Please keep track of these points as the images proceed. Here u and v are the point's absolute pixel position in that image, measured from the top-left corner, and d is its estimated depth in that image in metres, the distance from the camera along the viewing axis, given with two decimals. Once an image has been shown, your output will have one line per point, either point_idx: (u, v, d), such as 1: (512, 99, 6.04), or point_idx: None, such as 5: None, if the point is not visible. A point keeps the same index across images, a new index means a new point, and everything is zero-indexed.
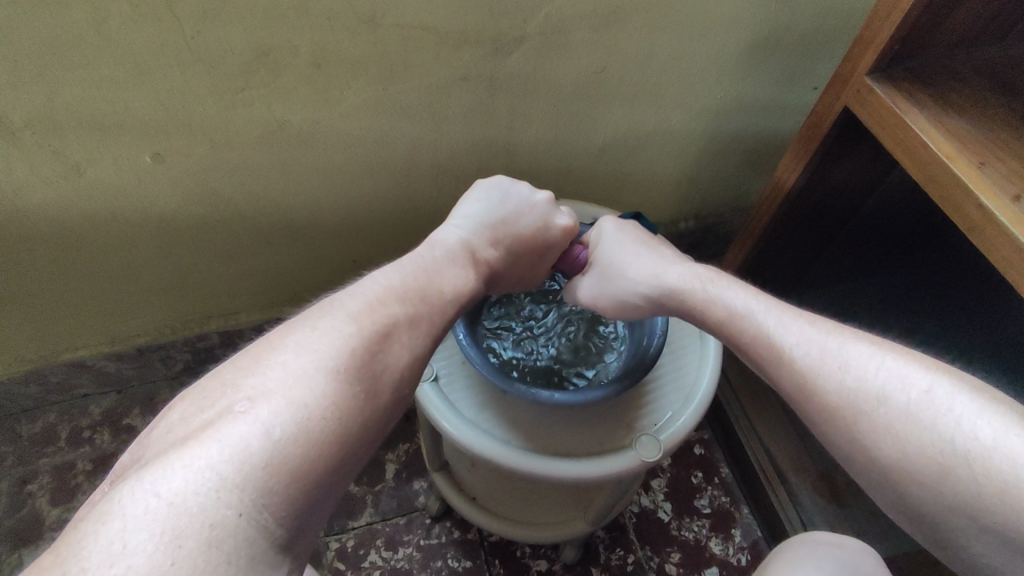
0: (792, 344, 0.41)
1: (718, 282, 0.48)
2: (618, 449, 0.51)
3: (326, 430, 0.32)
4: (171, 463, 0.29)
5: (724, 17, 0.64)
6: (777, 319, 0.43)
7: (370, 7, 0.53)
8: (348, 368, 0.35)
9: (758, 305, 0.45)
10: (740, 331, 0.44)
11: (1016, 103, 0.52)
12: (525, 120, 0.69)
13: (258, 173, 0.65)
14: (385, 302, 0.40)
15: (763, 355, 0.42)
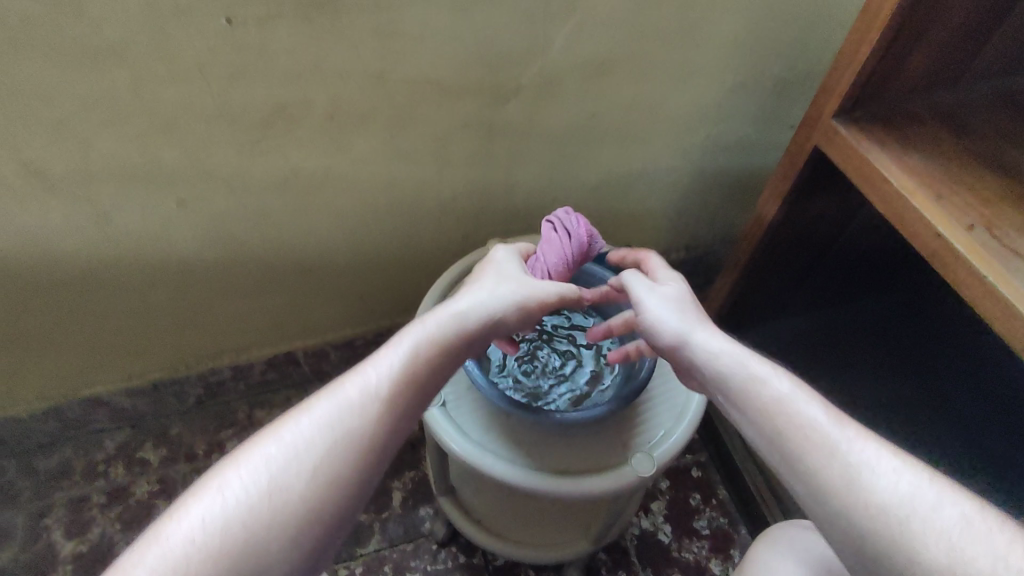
0: (812, 444, 0.40)
1: (756, 365, 0.46)
2: (616, 466, 0.55)
3: (268, 527, 0.36)
4: (145, 540, 0.35)
5: (703, 65, 0.69)
6: (807, 415, 0.41)
7: (379, 64, 0.58)
8: (304, 466, 0.38)
9: (792, 398, 0.42)
10: (757, 417, 0.43)
11: (970, 140, 0.57)
12: (522, 162, 0.74)
13: (273, 216, 0.70)
14: (393, 382, 0.42)
15: (772, 443, 0.42)
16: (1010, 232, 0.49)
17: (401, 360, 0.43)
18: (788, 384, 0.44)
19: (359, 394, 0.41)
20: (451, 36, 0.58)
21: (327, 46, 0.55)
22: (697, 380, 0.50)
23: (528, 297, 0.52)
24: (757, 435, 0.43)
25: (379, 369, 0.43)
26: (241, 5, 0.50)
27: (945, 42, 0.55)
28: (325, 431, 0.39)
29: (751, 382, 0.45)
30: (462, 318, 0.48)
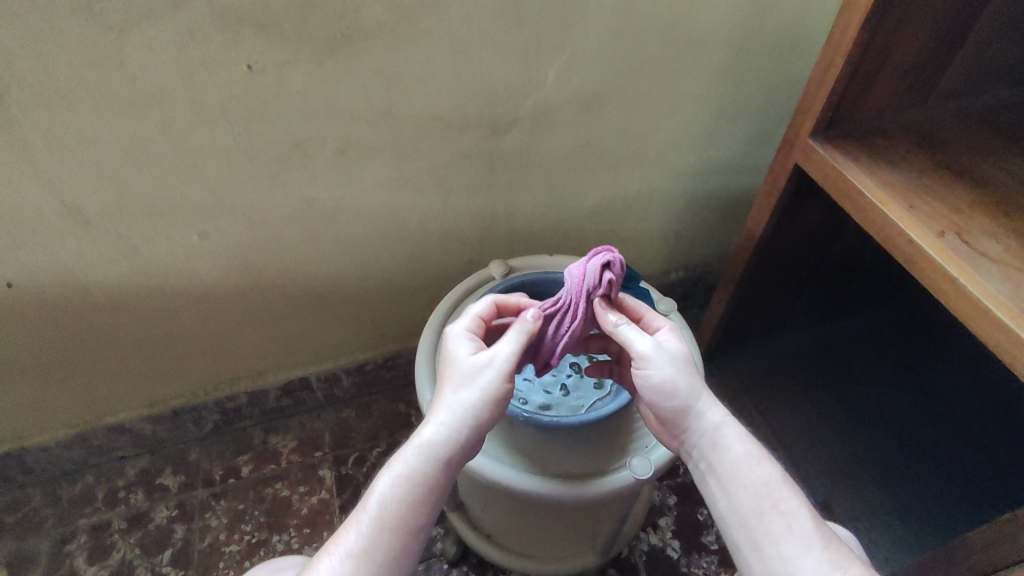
0: (787, 545, 0.45)
1: (749, 448, 0.49)
2: (619, 468, 0.57)
3: None
4: None
5: (688, 94, 0.74)
6: (789, 513, 0.46)
7: (387, 102, 0.63)
8: (362, 566, 0.41)
9: (779, 490, 0.47)
10: (742, 502, 0.47)
11: (939, 154, 0.60)
12: (522, 188, 0.78)
13: (288, 246, 0.74)
14: (435, 471, 0.44)
15: (749, 526, 0.46)
16: (979, 236, 0.52)
17: (434, 445, 0.44)
18: (776, 477, 0.48)
19: (395, 487, 0.43)
20: (451, 75, 0.63)
21: (338, 88, 0.61)
22: (682, 441, 0.51)
23: (505, 360, 0.47)
24: (733, 512, 0.47)
25: (411, 456, 0.44)
26: (260, 53, 0.56)
27: (911, 64, 0.59)
28: (384, 530, 0.42)
29: (743, 469, 0.48)
30: (455, 404, 0.45)
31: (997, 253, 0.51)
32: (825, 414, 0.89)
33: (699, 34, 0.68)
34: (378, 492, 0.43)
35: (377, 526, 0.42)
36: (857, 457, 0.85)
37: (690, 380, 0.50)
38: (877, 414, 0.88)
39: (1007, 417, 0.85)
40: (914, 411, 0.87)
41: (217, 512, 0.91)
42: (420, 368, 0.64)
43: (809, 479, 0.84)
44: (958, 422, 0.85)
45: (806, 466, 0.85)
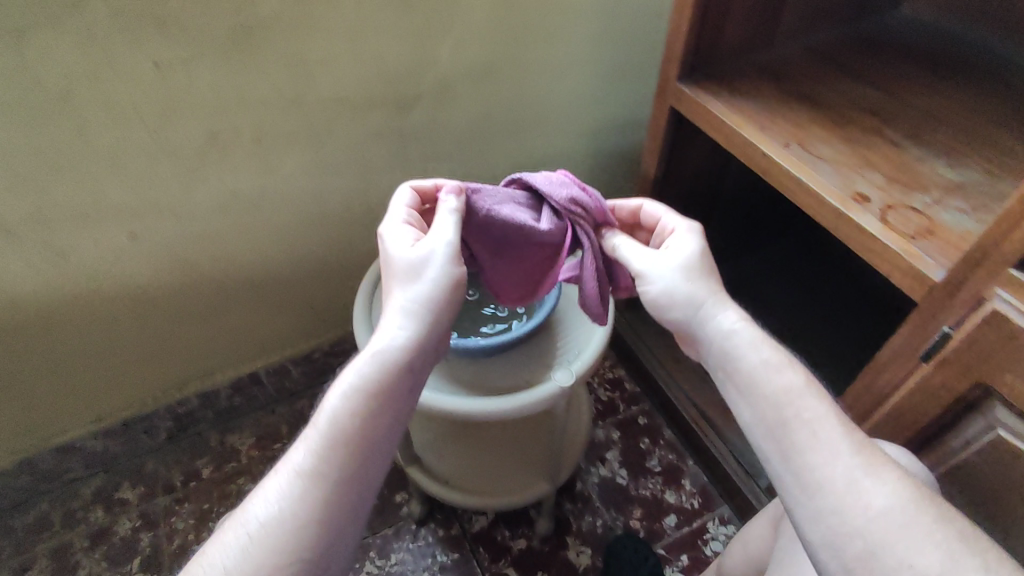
0: (813, 451, 0.42)
1: (768, 355, 0.47)
2: (544, 379, 0.64)
3: (302, 520, 0.41)
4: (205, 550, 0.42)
5: (573, 58, 0.82)
6: (813, 421, 0.43)
7: (295, 88, 0.68)
8: (316, 460, 0.42)
9: (801, 398, 0.45)
10: (763, 410, 0.45)
11: (784, 84, 0.70)
12: (436, 161, 0.84)
13: (218, 240, 0.77)
14: (381, 380, 0.45)
15: (772, 435, 0.44)
16: (815, 143, 0.63)
17: (380, 356, 0.46)
18: (802, 385, 0.45)
19: (343, 404, 0.44)
20: (352, 57, 0.68)
21: (245, 77, 0.65)
22: (706, 356, 0.51)
23: (451, 246, 0.50)
24: (756, 422, 0.46)
25: (357, 374, 0.45)
26: (166, 49, 0.59)
27: (749, 6, 0.69)
28: (335, 446, 0.43)
29: (762, 378, 0.46)
30: (404, 302, 0.48)
31: (829, 155, 0.61)
32: None
33: (574, 0, 0.75)
34: (329, 406, 0.44)
35: (328, 441, 0.43)
36: None
37: (694, 287, 0.51)
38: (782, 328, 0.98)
39: (890, 318, 0.96)
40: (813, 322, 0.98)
41: (181, 515, 0.93)
42: (358, 323, 0.70)
43: None
44: (849, 322, 0.97)
45: None
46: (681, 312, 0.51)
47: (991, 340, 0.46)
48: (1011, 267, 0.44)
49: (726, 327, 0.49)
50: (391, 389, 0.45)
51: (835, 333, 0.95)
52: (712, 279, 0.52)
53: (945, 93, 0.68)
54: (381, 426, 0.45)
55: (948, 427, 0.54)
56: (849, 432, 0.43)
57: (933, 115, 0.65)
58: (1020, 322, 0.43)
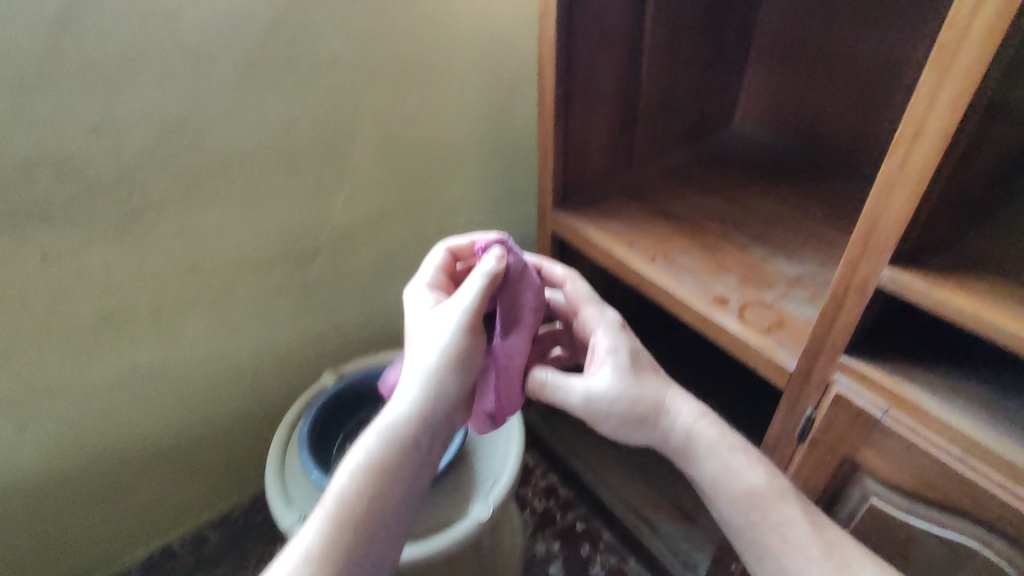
0: (789, 550, 0.50)
1: (729, 460, 0.53)
2: (461, 515, 0.66)
3: None
4: None
5: (462, 195, 0.89)
6: (782, 522, 0.50)
7: (192, 258, 0.70)
8: (347, 534, 0.41)
9: (769, 499, 0.51)
10: (739, 514, 0.52)
11: (645, 202, 0.79)
12: (342, 302, 0.87)
13: (119, 415, 0.75)
14: (395, 453, 0.44)
15: (748, 535, 0.52)
16: (677, 255, 0.70)
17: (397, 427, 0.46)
18: (765, 485, 0.52)
19: (352, 481, 0.43)
20: (249, 223, 0.72)
21: (141, 255, 0.66)
22: (675, 457, 0.57)
23: (467, 310, 0.52)
24: (735, 523, 0.53)
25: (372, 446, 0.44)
26: (54, 242, 0.61)
27: (604, 142, 0.79)
28: (344, 529, 0.41)
29: (728, 486, 0.53)
30: (422, 368, 0.49)
31: (690, 264, 0.69)
32: None
33: (454, 149, 0.84)
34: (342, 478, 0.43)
35: (335, 521, 0.41)
36: None
37: (643, 399, 0.55)
38: None
39: None
40: None
41: None
42: (270, 480, 0.70)
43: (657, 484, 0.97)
44: None
45: (652, 474, 0.99)
46: (639, 430, 0.56)
47: (842, 418, 0.52)
48: (841, 354, 0.50)
49: (683, 435, 0.55)
50: (417, 454, 0.45)
51: None
52: (646, 380, 0.56)
53: (778, 198, 0.79)
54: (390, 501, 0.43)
55: (835, 498, 0.57)
56: (815, 517, 0.51)
57: (770, 219, 0.75)
58: (859, 400, 0.50)
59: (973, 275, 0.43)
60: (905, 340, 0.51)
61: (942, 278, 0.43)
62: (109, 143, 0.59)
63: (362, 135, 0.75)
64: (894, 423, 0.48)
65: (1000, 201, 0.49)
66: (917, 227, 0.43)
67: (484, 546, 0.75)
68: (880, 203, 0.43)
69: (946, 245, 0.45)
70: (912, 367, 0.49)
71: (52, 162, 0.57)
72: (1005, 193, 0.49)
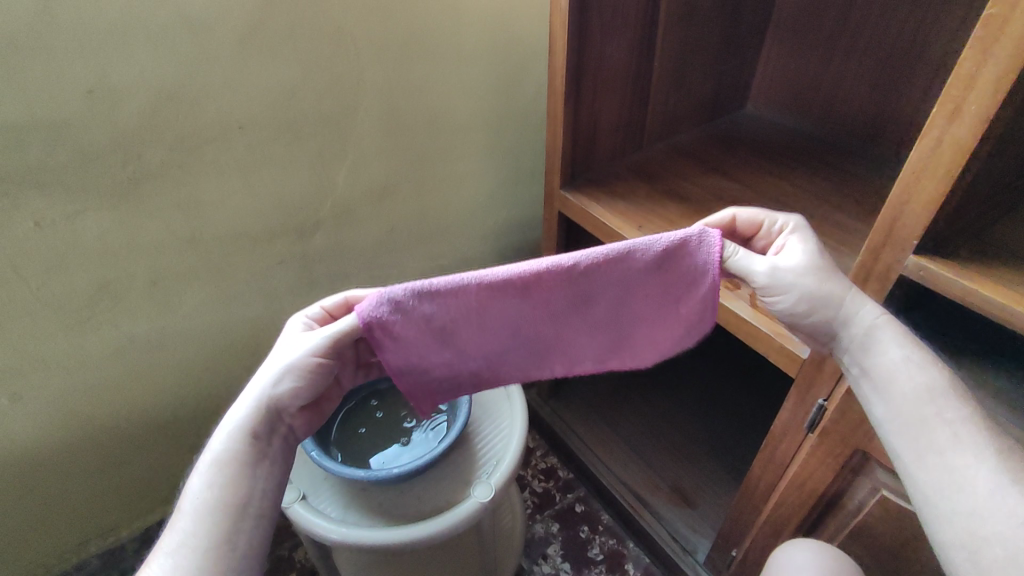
0: (953, 457, 0.42)
1: (912, 351, 0.44)
2: (462, 498, 0.67)
3: (217, 500, 0.40)
4: (182, 496, 0.41)
5: (465, 171, 0.87)
6: (957, 421, 0.42)
7: (189, 231, 0.68)
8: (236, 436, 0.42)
9: (937, 399, 0.43)
10: (899, 411, 0.44)
11: (657, 184, 0.77)
12: (343, 280, 0.85)
13: (115, 386, 0.74)
14: (254, 443, 0.42)
15: (907, 432, 0.44)
16: None
17: (243, 422, 0.42)
18: (936, 381, 0.43)
19: (202, 476, 0.40)
20: (248, 194, 0.70)
21: (137, 227, 0.64)
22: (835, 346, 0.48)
23: (327, 336, 0.44)
24: (892, 418, 0.45)
25: (226, 436, 0.42)
26: (47, 210, 0.59)
27: (614, 119, 0.76)
28: (201, 521, 0.39)
29: (899, 375, 0.44)
30: (275, 369, 0.44)
31: None
32: (663, 417, 1.04)
33: (460, 124, 0.82)
34: (207, 456, 0.41)
35: (191, 515, 0.39)
36: (695, 443, 0.99)
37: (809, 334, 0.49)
38: (705, 406, 1.04)
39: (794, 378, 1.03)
40: (728, 393, 1.06)
41: None
42: None
43: (660, 470, 0.96)
44: (760, 390, 1.05)
45: (654, 458, 0.98)
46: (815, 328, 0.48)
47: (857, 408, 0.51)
48: None
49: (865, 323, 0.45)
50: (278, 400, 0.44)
51: (748, 413, 1.02)
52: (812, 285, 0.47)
53: (792, 183, 0.76)
54: (241, 502, 0.40)
55: (842, 489, 0.57)
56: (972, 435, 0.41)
57: (785, 204, 0.73)
58: None
59: (1001, 265, 0.41)
60: (922, 331, 0.49)
61: (968, 267, 0.41)
62: (104, 109, 0.57)
63: (365, 106, 0.72)
64: None
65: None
66: (945, 215, 0.41)
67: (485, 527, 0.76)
68: (910, 186, 0.41)
69: (971, 233, 0.44)
70: None
71: (46, 128, 0.55)
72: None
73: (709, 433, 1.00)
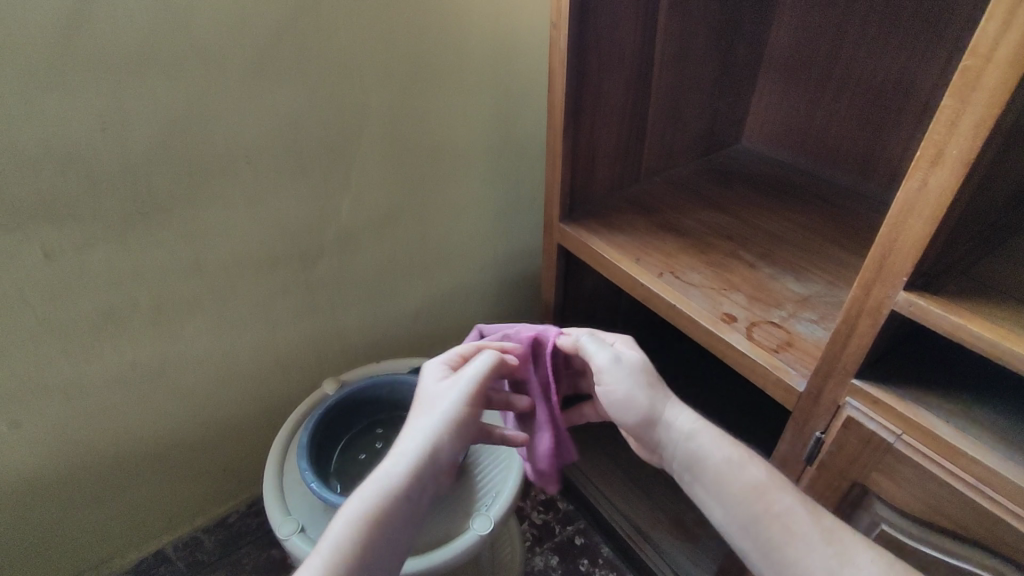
0: (794, 545, 0.47)
1: (731, 453, 0.52)
2: (461, 530, 0.66)
3: (361, 544, 0.45)
4: (327, 535, 0.46)
5: (466, 203, 0.89)
6: (785, 513, 0.48)
7: (194, 260, 0.69)
8: (393, 486, 0.48)
9: (768, 491, 0.50)
10: (737, 511, 0.50)
11: (653, 216, 0.78)
12: (345, 309, 0.86)
13: (116, 414, 0.74)
14: (408, 496, 0.48)
15: (752, 528, 0.49)
16: (685, 271, 0.69)
17: (401, 474, 0.48)
18: (760, 477, 0.50)
19: (355, 521, 0.46)
20: (253, 225, 0.71)
21: (142, 257, 0.66)
22: (665, 456, 0.56)
23: (463, 391, 0.53)
24: (732, 517, 0.50)
25: (383, 484, 0.48)
26: (56, 240, 0.60)
27: (611, 154, 0.78)
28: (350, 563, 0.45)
29: (730, 476, 0.51)
30: (427, 423, 0.52)
31: (698, 281, 0.67)
32: None
33: (461, 157, 0.84)
34: (356, 507, 0.47)
35: (333, 561, 0.44)
36: None
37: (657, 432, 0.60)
38: None
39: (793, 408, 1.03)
40: None
41: None
42: (272, 500, 0.68)
43: (659, 501, 0.96)
44: None
45: (653, 488, 0.97)
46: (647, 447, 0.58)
47: (853, 442, 0.51)
48: (852, 377, 0.50)
49: (686, 431, 0.54)
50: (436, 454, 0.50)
51: None
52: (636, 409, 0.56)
53: (787, 217, 0.78)
54: (387, 548, 0.47)
55: None
56: (805, 517, 0.48)
57: (780, 236, 0.74)
58: (871, 425, 0.49)
59: (988, 301, 0.42)
60: (916, 365, 0.50)
61: (956, 303, 0.42)
62: (116, 142, 0.59)
63: (369, 139, 0.74)
64: (908, 449, 0.47)
65: (1010, 222, 0.49)
66: (933, 252, 0.42)
67: (483, 559, 0.75)
68: (897, 224, 0.42)
69: (959, 269, 0.45)
70: (926, 393, 0.48)
71: (58, 161, 0.57)
72: (1017, 217, 0.49)
73: None
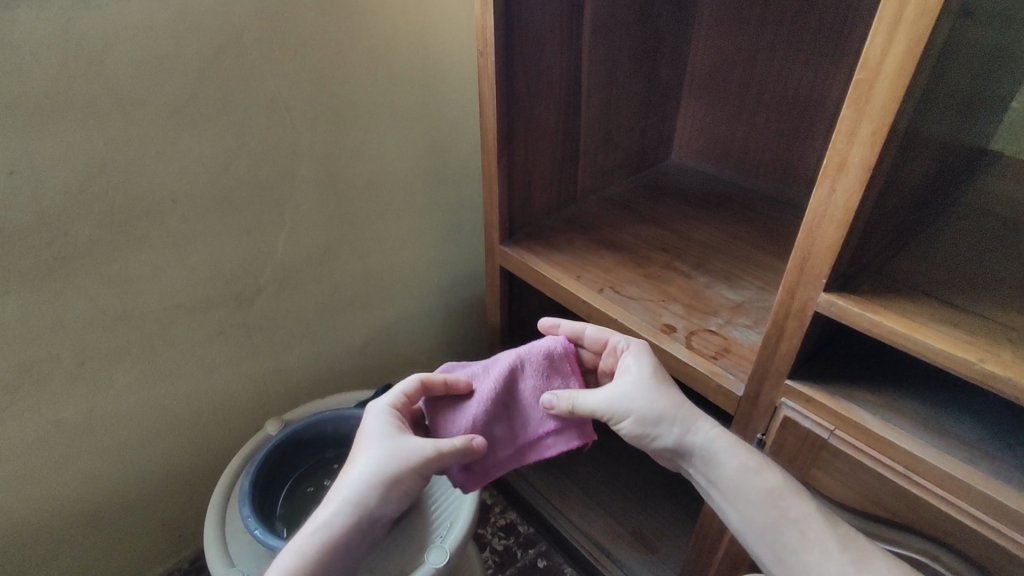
0: (812, 554, 0.46)
1: (746, 458, 0.50)
2: (417, 564, 0.65)
3: None
4: None
5: (407, 230, 0.88)
6: (801, 519, 0.47)
7: (120, 306, 0.66)
8: (310, 557, 0.46)
9: (786, 497, 0.48)
10: (752, 519, 0.49)
11: (591, 233, 0.80)
12: (286, 345, 0.83)
13: (37, 477, 0.69)
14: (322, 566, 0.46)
15: (765, 537, 0.48)
16: (624, 285, 0.71)
17: (322, 541, 0.46)
18: (778, 484, 0.49)
19: None
20: (183, 266, 0.68)
21: (61, 307, 0.62)
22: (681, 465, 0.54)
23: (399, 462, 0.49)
24: (746, 525, 0.49)
25: (300, 551, 0.46)
26: None
27: (547, 175, 0.80)
28: None
29: (744, 482, 0.49)
30: (356, 486, 0.48)
31: (637, 294, 0.69)
32: (618, 461, 1.05)
33: (399, 186, 0.84)
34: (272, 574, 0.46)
35: None
36: (649, 484, 1.00)
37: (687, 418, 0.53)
38: None
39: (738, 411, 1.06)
40: None
41: None
42: (214, 554, 0.65)
43: (617, 514, 0.97)
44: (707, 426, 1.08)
45: (611, 502, 0.98)
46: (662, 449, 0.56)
47: (792, 440, 0.53)
48: (786, 378, 0.52)
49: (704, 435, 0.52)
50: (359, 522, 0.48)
51: None
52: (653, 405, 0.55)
53: (718, 227, 0.81)
54: None
55: None
56: (823, 525, 0.47)
57: (712, 246, 0.77)
58: (807, 423, 0.51)
59: (900, 296, 0.45)
60: (841, 362, 0.53)
61: (871, 300, 0.44)
62: (27, 187, 0.55)
63: (303, 172, 0.73)
64: (841, 442, 0.49)
65: (911, 222, 0.53)
66: (847, 254, 0.45)
67: None
68: (811, 230, 0.45)
69: (872, 269, 0.48)
70: (853, 387, 0.51)
71: None
72: (916, 217, 0.53)
73: (663, 473, 1.02)
